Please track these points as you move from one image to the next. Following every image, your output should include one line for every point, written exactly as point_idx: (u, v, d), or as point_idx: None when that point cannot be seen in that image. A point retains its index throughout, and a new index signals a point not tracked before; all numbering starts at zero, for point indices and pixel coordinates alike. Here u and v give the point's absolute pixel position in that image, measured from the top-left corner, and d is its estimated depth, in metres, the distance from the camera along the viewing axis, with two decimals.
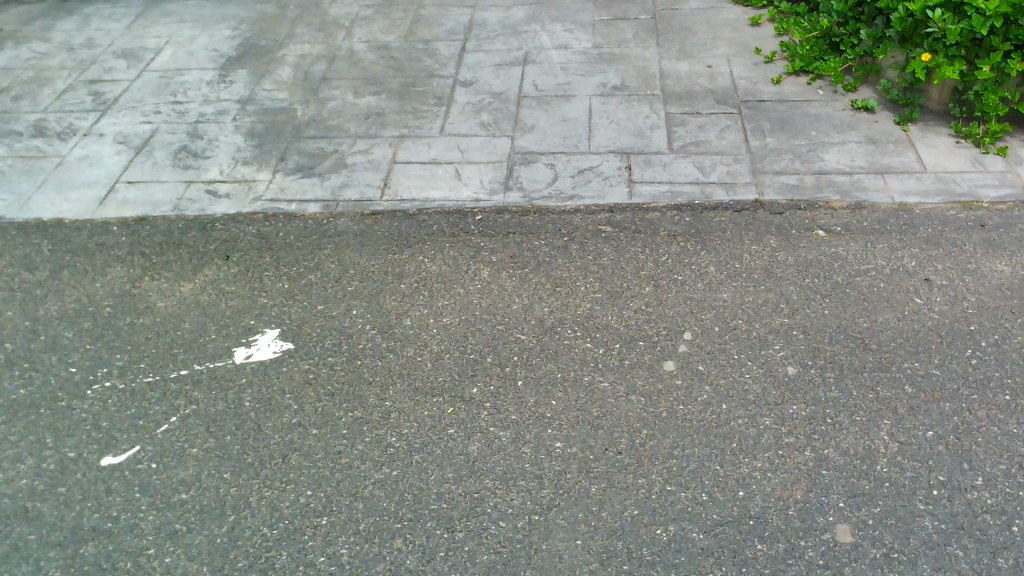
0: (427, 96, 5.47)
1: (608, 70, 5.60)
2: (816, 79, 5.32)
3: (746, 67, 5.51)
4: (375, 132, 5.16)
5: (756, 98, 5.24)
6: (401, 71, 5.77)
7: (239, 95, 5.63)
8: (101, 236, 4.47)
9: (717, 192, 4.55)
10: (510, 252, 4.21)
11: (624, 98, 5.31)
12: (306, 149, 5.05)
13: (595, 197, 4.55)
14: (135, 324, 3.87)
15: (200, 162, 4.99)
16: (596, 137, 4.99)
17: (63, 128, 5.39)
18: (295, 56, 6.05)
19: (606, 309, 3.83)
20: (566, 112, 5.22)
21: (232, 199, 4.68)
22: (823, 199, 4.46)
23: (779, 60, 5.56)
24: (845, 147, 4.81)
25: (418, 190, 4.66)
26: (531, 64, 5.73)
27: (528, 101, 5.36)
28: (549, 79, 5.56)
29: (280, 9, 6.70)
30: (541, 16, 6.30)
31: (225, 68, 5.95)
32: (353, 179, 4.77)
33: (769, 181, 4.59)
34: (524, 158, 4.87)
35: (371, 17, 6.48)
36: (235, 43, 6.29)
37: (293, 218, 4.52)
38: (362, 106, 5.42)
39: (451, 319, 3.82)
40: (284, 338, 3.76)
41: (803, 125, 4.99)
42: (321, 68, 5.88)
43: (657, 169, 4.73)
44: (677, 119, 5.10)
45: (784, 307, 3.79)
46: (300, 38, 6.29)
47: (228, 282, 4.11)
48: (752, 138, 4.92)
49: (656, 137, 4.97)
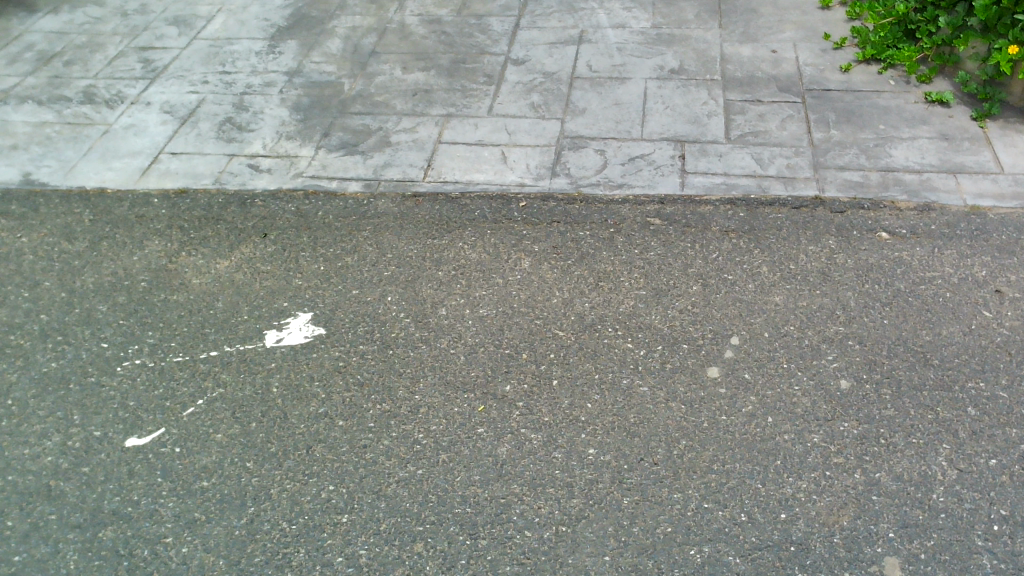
0: (477, 74, 5.31)
1: (666, 52, 5.36)
2: (887, 68, 5.01)
3: (814, 53, 5.22)
4: (421, 109, 5.03)
5: (822, 86, 4.96)
6: (452, 47, 5.60)
7: (287, 66, 5.54)
8: (142, 207, 4.43)
9: (774, 186, 4.31)
10: (553, 242, 4.05)
11: (682, 83, 5.07)
12: (350, 125, 4.94)
13: (645, 187, 4.36)
14: (169, 301, 3.82)
15: (244, 135, 4.92)
16: (650, 123, 4.77)
17: (112, 95, 5.36)
18: (346, 28, 5.93)
19: (650, 307, 3.66)
20: (620, 95, 5.01)
21: (273, 175, 4.60)
22: (889, 198, 4.19)
23: (849, 46, 5.25)
24: (915, 142, 4.52)
25: (462, 172, 4.52)
26: (587, 44, 5.52)
27: (580, 82, 5.16)
28: (604, 60, 5.35)
29: None
30: None
31: (275, 38, 5.86)
32: (396, 159, 4.65)
33: (831, 177, 4.34)
34: (573, 142, 4.68)
35: None
36: (287, 13, 6.19)
37: (333, 197, 4.42)
38: (410, 82, 5.28)
39: (488, 311, 3.68)
40: (317, 322, 3.67)
41: (871, 117, 4.71)
42: (371, 41, 5.75)
43: (712, 159, 4.50)
44: (736, 106, 4.86)
45: (841, 315, 3.57)
46: (351, 9, 6.16)
47: (264, 262, 4.03)
48: (815, 129, 4.65)
49: (712, 125, 4.73)
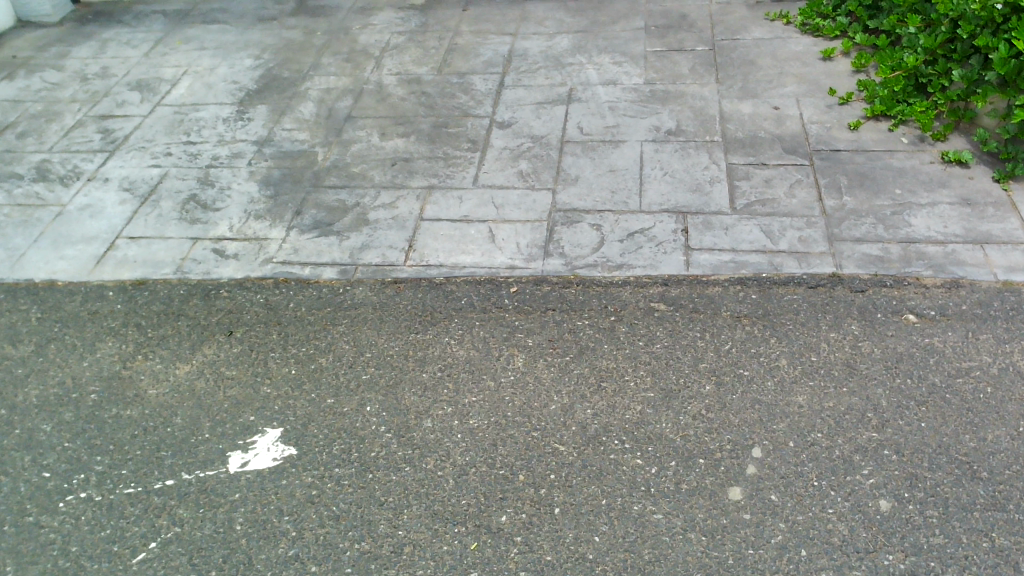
0: (460, 139, 4.96)
1: (662, 111, 5.04)
2: (899, 125, 4.70)
3: (818, 110, 4.90)
4: (401, 181, 4.67)
5: (830, 147, 4.63)
6: (433, 109, 5.26)
7: (257, 135, 5.18)
8: (95, 302, 4.04)
9: (787, 262, 3.96)
10: (548, 335, 3.68)
11: (680, 145, 4.74)
12: (325, 201, 4.57)
13: (646, 267, 4.00)
14: (121, 417, 3.42)
15: (210, 215, 4.54)
16: (648, 192, 4.43)
17: (67, 171, 4.98)
18: (319, 90, 5.58)
19: (659, 413, 3.28)
20: (614, 162, 4.67)
21: (241, 261, 4.21)
22: (913, 274, 3.84)
23: (855, 101, 4.94)
24: (935, 209, 4.18)
25: (446, 254, 4.15)
26: (576, 103, 5.20)
27: (571, 146, 4.82)
28: (596, 122, 5.01)
29: (306, 36, 6.25)
30: (587, 46, 5.75)
31: (244, 103, 5.50)
32: (374, 240, 4.28)
33: (847, 251, 3.99)
34: (565, 216, 4.32)
35: (403, 46, 5.99)
36: (257, 74, 5.84)
37: (306, 286, 4.04)
38: (388, 150, 4.93)
39: (479, 422, 3.29)
40: (287, 440, 3.27)
41: (885, 181, 4.37)
42: (347, 104, 5.41)
43: (718, 232, 4.15)
44: (740, 171, 4.52)
45: (873, 418, 3.20)
46: (326, 69, 5.82)
47: (229, 366, 3.64)
48: (826, 195, 4.32)
49: (716, 193, 4.39)
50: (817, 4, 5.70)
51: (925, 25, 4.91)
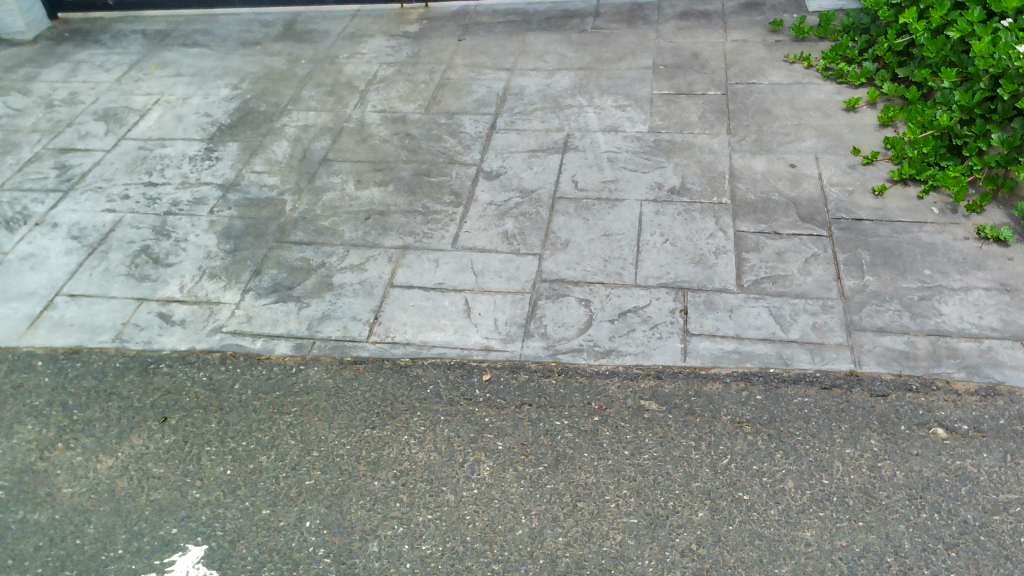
0: (442, 191, 4.52)
1: (665, 165, 4.58)
2: (929, 191, 4.22)
3: (839, 171, 4.43)
4: (374, 239, 4.23)
5: (851, 214, 4.16)
6: (416, 154, 4.83)
7: (224, 177, 4.76)
8: (21, 374, 3.62)
9: (798, 355, 3.48)
10: (521, 437, 3.23)
11: (684, 208, 4.28)
12: (288, 260, 4.14)
13: (638, 354, 3.53)
14: (27, 522, 3.00)
15: (160, 272, 4.11)
16: (645, 262, 3.97)
17: (14, 213, 4.58)
18: (296, 127, 5.16)
19: (642, 546, 2.81)
20: (610, 224, 4.22)
21: (187, 329, 3.78)
22: (943, 376, 3.36)
23: (881, 161, 4.46)
24: (969, 295, 3.70)
25: (415, 329, 3.71)
26: (572, 152, 4.75)
27: (564, 203, 4.37)
28: (593, 175, 4.56)
29: (290, 65, 5.84)
30: (588, 86, 5.30)
31: (214, 139, 5.09)
32: (337, 308, 3.84)
33: (867, 344, 3.51)
34: (552, 288, 3.87)
35: (391, 79, 5.57)
36: (232, 106, 5.43)
37: (255, 363, 3.61)
38: (363, 201, 4.50)
39: (433, 548, 2.84)
40: (210, 561, 2.84)
41: (912, 258, 3.89)
42: (324, 145, 4.98)
43: (720, 315, 3.68)
44: (749, 240, 4.05)
45: (893, 564, 2.72)
46: (306, 103, 5.40)
47: (157, 461, 3.21)
48: (846, 274, 3.84)
49: (721, 266, 3.92)
50: (842, 47, 5.25)
51: (962, 79, 4.46)
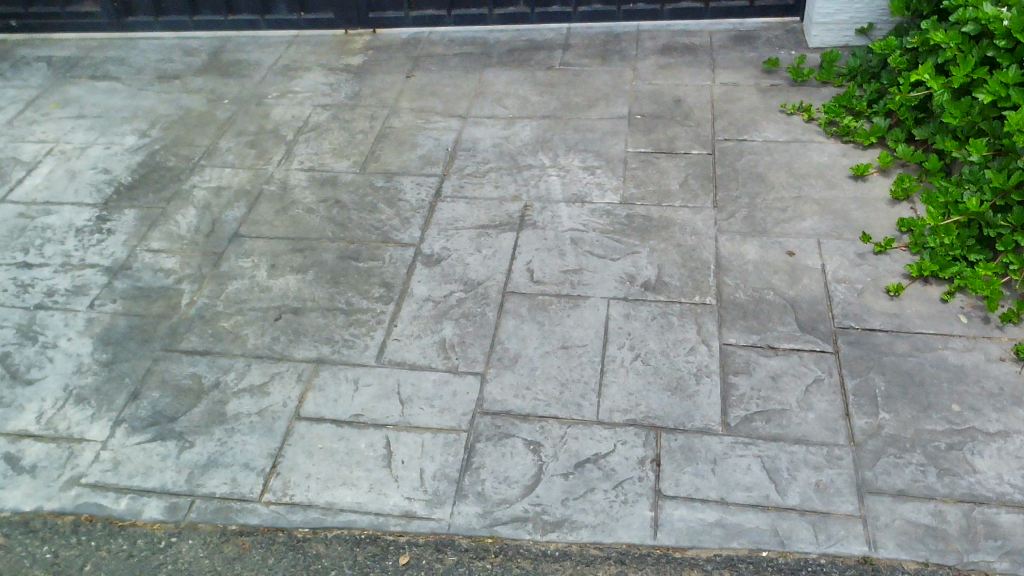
0: (372, 281, 3.78)
1: (639, 250, 3.84)
2: (955, 292, 3.50)
3: (846, 263, 3.70)
4: (283, 349, 3.48)
5: (862, 323, 3.43)
6: (345, 229, 4.08)
7: (112, 257, 3.98)
8: None
9: (798, 531, 2.76)
10: None
11: (659, 310, 3.54)
12: (174, 377, 3.38)
13: (597, 527, 2.80)
14: None
15: (16, 393, 3.35)
16: (610, 388, 3.24)
17: None
18: (208, 189, 4.38)
19: None
20: (569, 331, 3.48)
21: (37, 479, 3.04)
22: (981, 566, 2.65)
23: (896, 250, 3.73)
24: (1010, 443, 2.97)
25: (321, 484, 2.97)
26: (529, 229, 4.00)
27: (516, 300, 3.63)
28: (552, 262, 3.81)
29: (210, 106, 5.05)
30: (552, 141, 4.55)
31: (109, 205, 4.31)
32: (227, 451, 3.09)
33: (884, 515, 2.79)
34: (494, 425, 3.13)
35: (324, 128, 4.80)
36: (136, 159, 4.64)
37: (116, 533, 2.88)
38: (276, 294, 3.74)
39: None
40: None
41: (937, 388, 3.17)
42: (237, 214, 4.21)
43: (701, 468, 2.95)
44: (737, 359, 3.32)
45: None
46: (223, 156, 4.62)
47: None
48: (856, 409, 3.12)
49: (702, 396, 3.19)
50: (848, 98, 4.52)
51: (993, 153, 3.73)
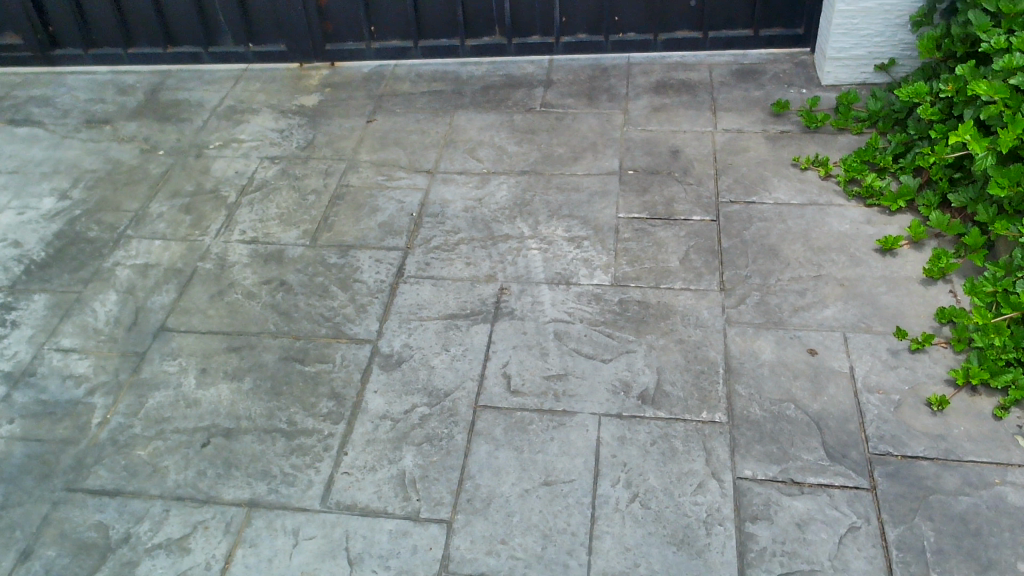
0: (319, 391, 3.19)
1: (635, 348, 3.26)
2: (1010, 406, 2.95)
3: (878, 365, 3.14)
4: (209, 487, 2.89)
5: (902, 448, 2.87)
6: (290, 319, 3.48)
7: (14, 360, 3.37)
8: None
9: None
10: None
11: (659, 431, 2.97)
12: (74, 529, 2.79)
13: None
14: None
15: None
16: (603, 540, 2.67)
17: None
18: (133, 267, 3.77)
19: None
20: (553, 460, 2.91)
21: None
22: None
23: (937, 347, 3.18)
24: None
25: None
26: (506, 319, 3.42)
27: (489, 417, 3.06)
28: (533, 363, 3.24)
29: (143, 159, 4.43)
30: (532, 203, 3.96)
31: (16, 288, 3.69)
32: None
33: None
34: None
35: (272, 186, 4.19)
36: (53, 227, 4.01)
37: None
38: (205, 409, 3.15)
39: None
40: None
41: (999, 541, 2.61)
42: (165, 299, 3.60)
43: None
44: (755, 499, 2.76)
45: None
46: (153, 224, 4.00)
47: None
48: (902, 570, 2.56)
49: (714, 552, 2.63)
50: (870, 151, 3.96)
51: None
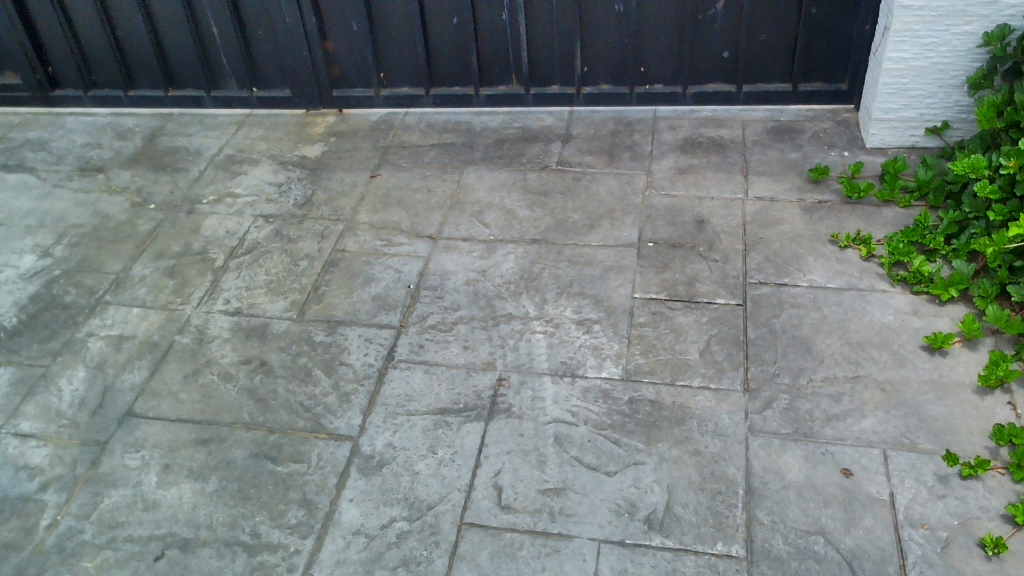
0: (289, 496, 2.87)
1: (644, 458, 2.89)
2: None
3: (924, 493, 2.72)
4: None
5: None
6: (267, 407, 3.18)
7: None
8: None
9: None
10: None
11: (666, 566, 2.59)
12: None
13: None
14: None
15: None
16: None
17: None
18: (107, 339, 3.50)
19: None
20: None
21: None
22: None
23: (993, 473, 2.76)
24: None
25: None
26: (502, 416, 3.07)
27: (475, 538, 2.71)
28: (528, 473, 2.88)
29: (132, 214, 4.18)
30: (540, 278, 3.61)
31: None
32: None
33: None
34: None
35: (263, 248, 3.90)
36: (29, 289, 3.76)
37: None
38: (163, 513, 2.84)
39: None
40: None
41: None
42: (136, 379, 3.32)
43: None
44: None
45: None
46: (134, 288, 3.73)
47: None
48: None
49: None
50: (919, 230, 3.55)
51: None
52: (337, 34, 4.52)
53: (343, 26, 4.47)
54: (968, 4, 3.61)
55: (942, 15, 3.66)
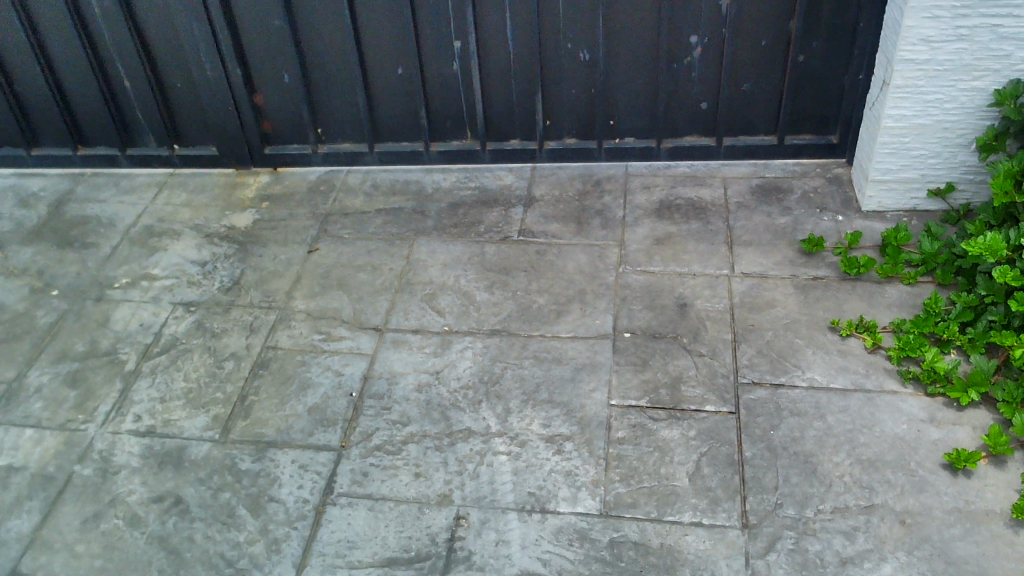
0: None
1: None
2: None
3: None
4: None
5: None
6: (181, 561, 2.66)
7: None
8: None
9: None
10: None
11: None
12: None
13: None
14: None
15: None
16: None
17: None
18: None
19: None
20: None
21: None
22: None
23: None
24: None
25: None
26: (461, 569, 2.59)
27: None
28: None
29: (31, 302, 3.62)
30: (502, 381, 3.14)
31: None
32: None
33: None
34: None
35: (183, 346, 3.38)
36: None
37: None
38: None
39: None
40: None
41: None
42: (24, 526, 2.79)
43: None
44: None
45: None
46: (28, 402, 3.19)
47: None
48: None
49: None
50: (929, 316, 3.14)
51: None
52: (267, 86, 4.01)
53: (274, 77, 3.97)
54: (978, 57, 3.19)
55: (950, 68, 3.24)
